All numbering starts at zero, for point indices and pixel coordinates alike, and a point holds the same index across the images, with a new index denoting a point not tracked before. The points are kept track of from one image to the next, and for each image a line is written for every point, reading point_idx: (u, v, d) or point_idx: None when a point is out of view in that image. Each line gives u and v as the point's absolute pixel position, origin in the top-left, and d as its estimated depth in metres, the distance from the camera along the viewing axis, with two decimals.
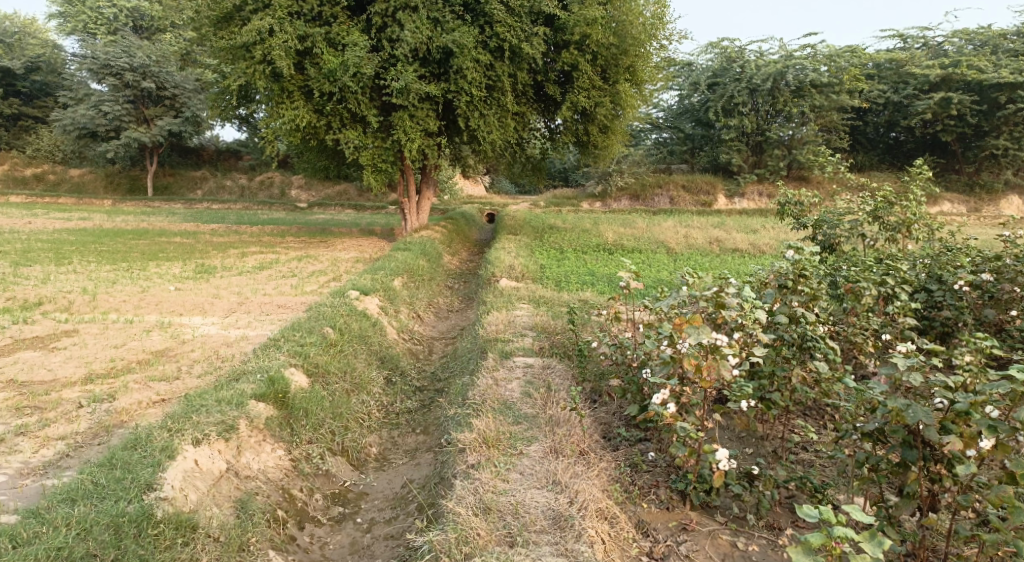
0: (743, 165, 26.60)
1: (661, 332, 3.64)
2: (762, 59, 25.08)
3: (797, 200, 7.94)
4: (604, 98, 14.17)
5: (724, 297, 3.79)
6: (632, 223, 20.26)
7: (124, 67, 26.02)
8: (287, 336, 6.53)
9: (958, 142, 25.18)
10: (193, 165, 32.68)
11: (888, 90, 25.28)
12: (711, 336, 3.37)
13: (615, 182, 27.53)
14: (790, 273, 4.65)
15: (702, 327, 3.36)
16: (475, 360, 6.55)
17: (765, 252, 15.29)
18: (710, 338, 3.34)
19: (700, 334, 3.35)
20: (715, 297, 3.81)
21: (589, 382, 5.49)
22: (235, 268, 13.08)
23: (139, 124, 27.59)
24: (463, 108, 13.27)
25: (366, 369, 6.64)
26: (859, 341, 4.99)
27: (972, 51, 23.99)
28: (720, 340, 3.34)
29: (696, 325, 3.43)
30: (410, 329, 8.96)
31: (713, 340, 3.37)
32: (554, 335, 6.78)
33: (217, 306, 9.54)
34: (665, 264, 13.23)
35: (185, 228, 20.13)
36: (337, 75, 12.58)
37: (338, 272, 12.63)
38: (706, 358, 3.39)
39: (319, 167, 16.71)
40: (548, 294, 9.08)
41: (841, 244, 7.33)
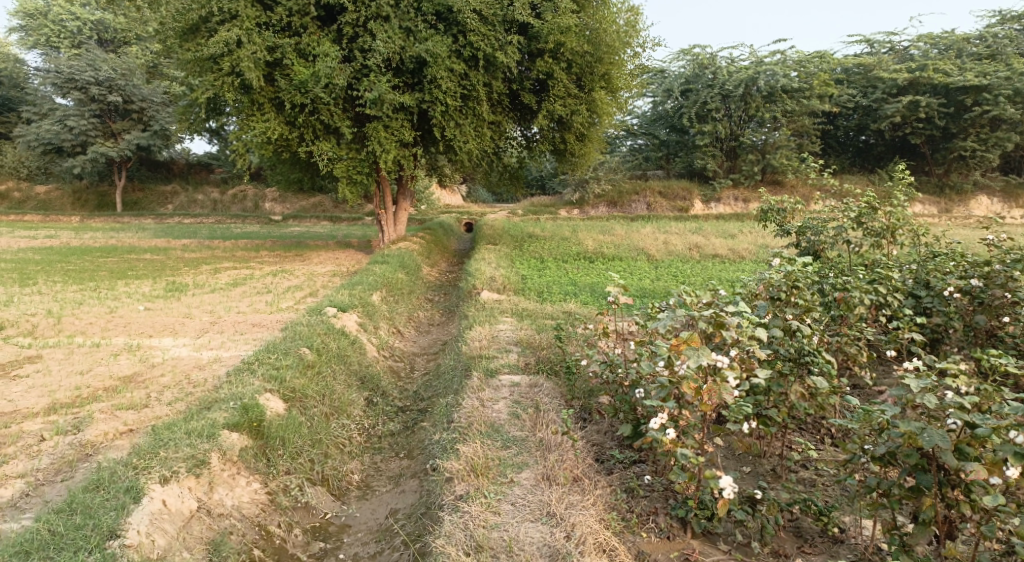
0: (718, 170, 26.78)
1: (658, 353, 3.46)
2: (733, 65, 25.26)
3: (779, 206, 7.89)
4: (580, 106, 14.04)
5: (723, 316, 3.59)
6: (611, 230, 20.20)
7: (89, 81, 25.40)
8: (262, 359, 6.24)
9: (926, 144, 25.60)
10: (163, 179, 32.00)
11: (857, 94, 25.63)
12: (712, 358, 3.23)
13: (592, 189, 27.50)
14: (783, 285, 4.68)
15: (703, 349, 3.21)
16: (459, 378, 6.34)
17: (745, 257, 15.28)
18: (711, 360, 3.19)
19: (701, 356, 3.20)
20: (714, 318, 3.58)
21: (579, 399, 5.32)
22: (208, 285, 12.72)
23: (106, 139, 26.93)
24: (439, 119, 13.07)
25: (346, 391, 6.38)
26: (852, 352, 4.89)
27: (937, 55, 24.43)
28: (721, 363, 3.20)
29: (696, 346, 3.27)
30: (391, 345, 8.72)
31: (714, 362, 3.22)
32: (539, 351, 6.59)
33: (189, 326, 9.19)
34: (646, 271, 13.15)
35: (156, 244, 19.62)
36: (309, 87, 12.35)
37: (315, 287, 12.33)
38: (706, 382, 3.24)
39: (293, 179, 16.38)
40: (531, 306, 8.90)
41: (825, 250, 7.24)
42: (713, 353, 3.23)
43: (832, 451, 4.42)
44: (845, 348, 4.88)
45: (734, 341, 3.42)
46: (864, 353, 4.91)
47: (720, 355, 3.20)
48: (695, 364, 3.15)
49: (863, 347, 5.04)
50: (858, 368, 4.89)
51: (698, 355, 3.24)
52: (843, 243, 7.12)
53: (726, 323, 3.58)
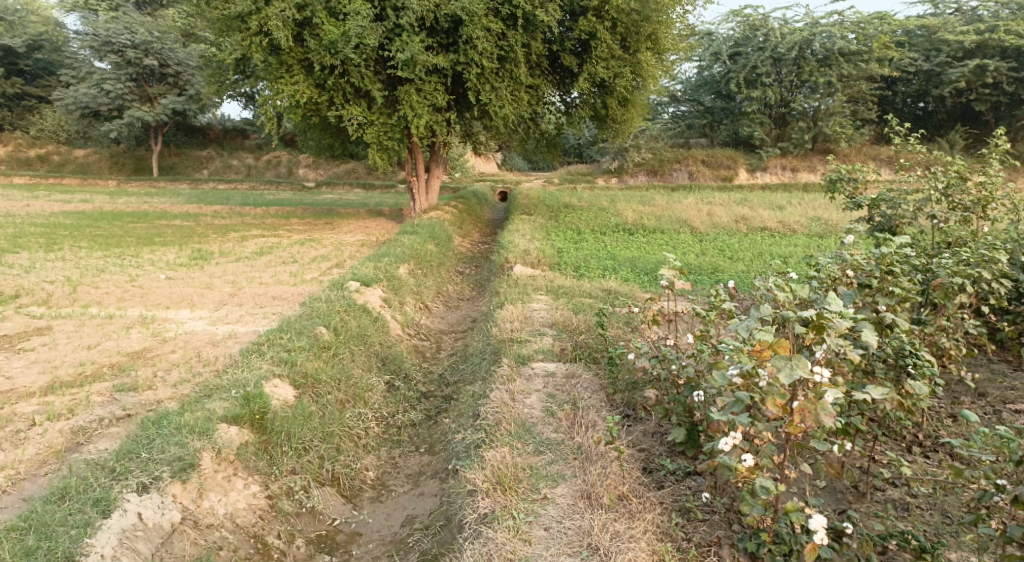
0: (766, 138, 25.45)
1: (738, 361, 2.70)
2: (786, 26, 23.68)
3: (850, 176, 6.97)
4: (624, 68, 13.10)
5: (828, 316, 2.73)
6: (651, 200, 19.27)
7: (125, 44, 25.23)
8: (274, 339, 5.73)
9: (991, 111, 23.83)
10: (199, 144, 31.91)
11: (919, 58, 23.83)
12: (808, 371, 2.45)
13: (631, 157, 26.36)
14: (875, 269, 3.95)
15: (797, 358, 2.46)
16: (487, 365, 5.77)
17: (796, 230, 14.27)
18: (807, 373, 2.43)
19: (795, 366, 2.44)
20: (815, 316, 2.74)
21: (621, 393, 4.68)
22: (233, 253, 12.36)
23: (143, 103, 26.82)
24: (473, 81, 12.32)
25: (365, 376, 5.87)
26: (951, 349, 4.13)
27: (1010, 15, 22.55)
28: (821, 378, 2.42)
29: (786, 354, 2.51)
30: (417, 322, 8.19)
31: (810, 375, 2.46)
32: (576, 337, 5.94)
33: (208, 297, 8.78)
34: (690, 246, 12.32)
35: (188, 210, 19.39)
36: (338, 47, 11.71)
37: (342, 258, 11.86)
38: (801, 403, 2.49)
39: (324, 145, 15.86)
40: (568, 283, 8.23)
41: (903, 225, 6.36)
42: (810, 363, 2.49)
43: (926, 467, 3.73)
44: (943, 344, 4.11)
45: (833, 347, 2.65)
46: (965, 351, 4.14)
47: (819, 366, 2.45)
48: (786, 379, 2.40)
49: (962, 343, 4.28)
50: (955, 365, 4.15)
51: (786, 363, 2.50)
52: (930, 220, 6.09)
53: (831, 320, 2.72)
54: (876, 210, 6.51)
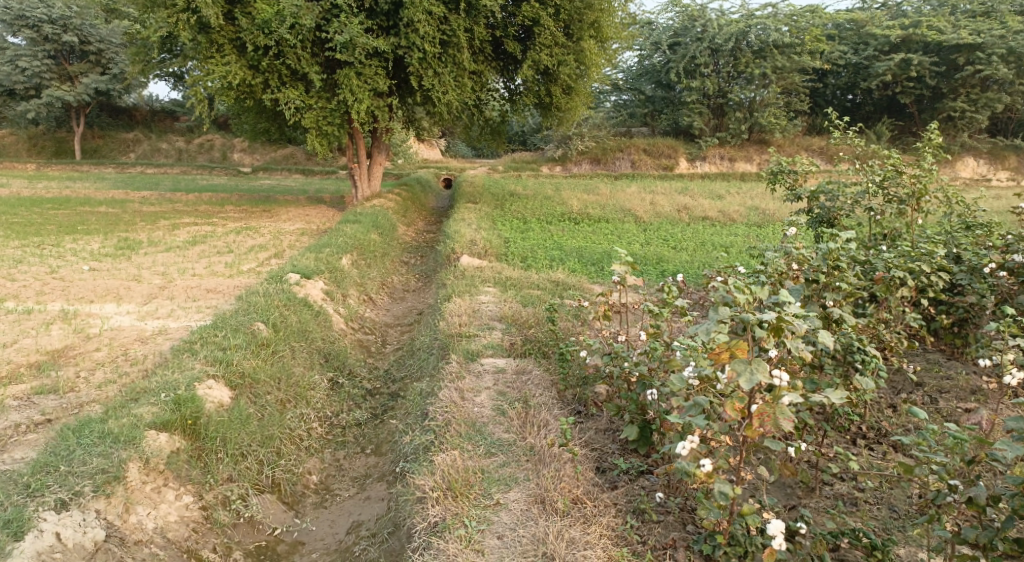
0: (705, 128, 25.94)
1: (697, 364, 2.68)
2: (724, 18, 24.12)
3: (792, 169, 7.09)
4: (567, 56, 13.02)
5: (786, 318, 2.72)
6: (595, 189, 19.38)
7: (41, 18, 23.52)
8: (207, 337, 5.40)
9: (914, 104, 24.99)
10: (125, 126, 30.21)
11: (848, 51, 24.72)
12: (767, 375, 2.45)
13: (575, 145, 26.43)
14: (823, 265, 4.03)
15: (758, 361, 2.45)
16: (435, 361, 5.63)
17: (736, 219, 14.59)
18: (767, 378, 2.43)
19: (756, 370, 2.44)
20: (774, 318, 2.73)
21: (572, 389, 4.64)
22: (163, 242, 11.72)
23: (61, 81, 25.15)
24: (415, 66, 12.03)
25: (307, 374, 5.63)
26: (890, 341, 4.26)
27: (931, 12, 23.63)
28: (780, 382, 2.43)
29: (746, 357, 2.51)
30: (361, 315, 7.95)
31: (770, 378, 2.47)
32: (525, 331, 5.86)
33: (136, 291, 8.27)
34: (634, 235, 12.43)
35: (113, 196, 18.31)
36: (272, 27, 11.18)
37: (281, 248, 11.42)
38: (760, 406, 2.50)
39: (260, 129, 15.20)
40: (515, 274, 8.14)
41: (841, 218, 6.52)
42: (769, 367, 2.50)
43: (869, 460, 3.86)
44: (884, 337, 4.23)
45: (792, 349, 2.66)
46: (905, 343, 4.28)
47: (778, 370, 2.47)
48: (748, 383, 2.39)
49: (902, 335, 4.42)
50: (895, 358, 4.28)
51: (746, 366, 2.50)
52: (867, 212, 6.25)
53: (793, 322, 2.72)
54: (816, 202, 6.65)
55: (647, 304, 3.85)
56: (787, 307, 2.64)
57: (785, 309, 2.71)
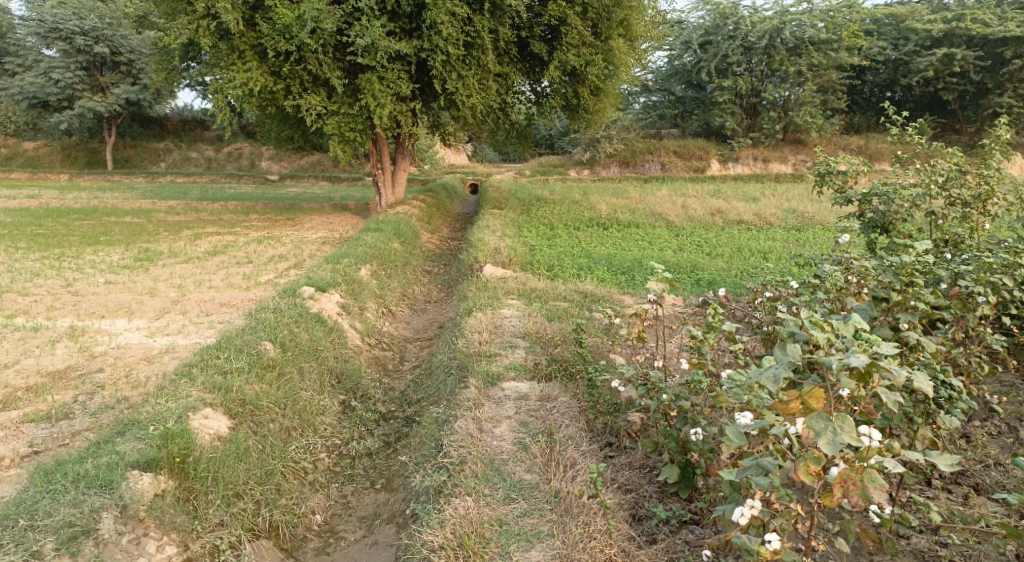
0: (737, 129, 25.16)
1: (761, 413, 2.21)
2: (756, 15, 23.41)
3: (840, 170, 6.46)
4: (595, 56, 12.51)
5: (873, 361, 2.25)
6: (623, 192, 18.86)
7: (73, 31, 23.82)
8: (208, 359, 5.03)
9: (959, 100, 23.86)
10: (156, 136, 30.59)
11: (888, 46, 23.74)
12: (853, 433, 2.01)
13: (603, 148, 25.85)
14: (896, 283, 3.48)
15: (843, 419, 2.01)
16: (454, 385, 5.21)
17: (772, 223, 13.92)
18: (855, 437, 1.99)
19: (841, 431, 1.99)
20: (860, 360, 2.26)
21: (602, 417, 4.16)
22: (183, 253, 11.55)
23: (94, 93, 25.50)
24: (439, 69, 11.68)
25: (316, 397, 5.26)
26: (970, 368, 3.68)
27: (975, 4, 22.57)
28: (870, 443, 1.99)
29: (831, 411, 2.05)
30: (379, 330, 7.55)
31: (856, 437, 2.02)
32: (550, 351, 5.37)
33: (148, 305, 8.01)
34: (665, 241, 11.87)
35: (140, 206, 18.34)
36: (293, 32, 10.91)
37: (300, 257, 11.16)
38: (846, 470, 2.05)
39: (283, 137, 15.02)
40: (540, 285, 7.67)
41: (897, 223, 5.92)
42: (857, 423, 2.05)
43: (950, 506, 3.35)
44: (960, 362, 3.66)
45: (884, 400, 2.18)
46: (986, 370, 3.69)
47: (867, 428, 2.02)
48: (832, 447, 1.94)
49: (984, 358, 3.83)
50: (975, 386, 3.70)
51: (826, 423, 2.05)
52: (927, 216, 5.64)
53: (887, 366, 2.23)
54: (867, 206, 6.02)
55: (686, 327, 3.36)
56: (878, 350, 2.15)
57: (875, 348, 2.24)
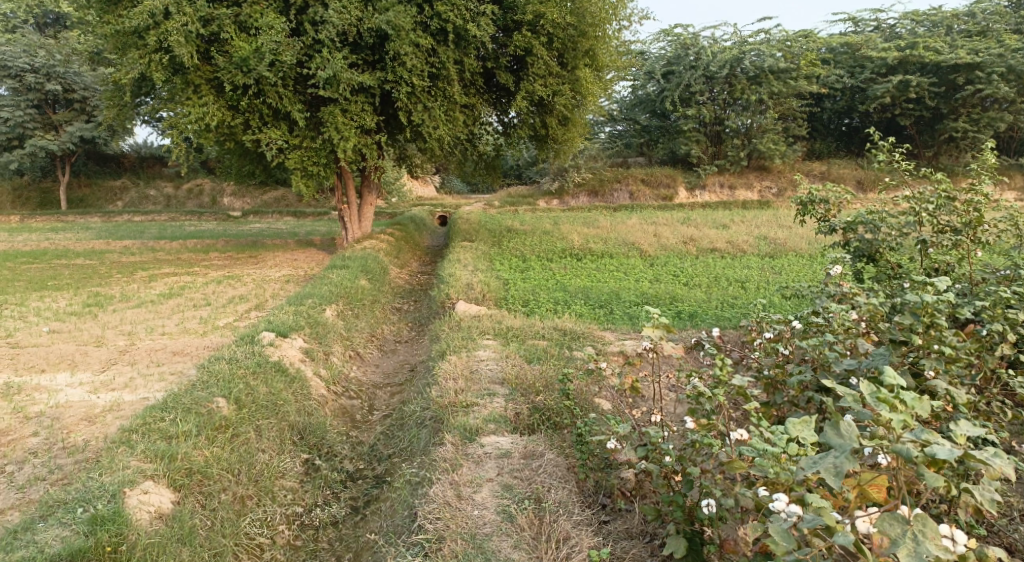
0: (703, 156, 25.40)
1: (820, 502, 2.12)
2: (716, 46, 23.82)
3: (823, 198, 6.24)
4: (562, 86, 12.38)
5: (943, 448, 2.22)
6: (594, 221, 18.72)
7: (23, 68, 23.00)
8: (151, 422, 4.50)
9: (916, 125, 24.50)
10: (112, 174, 29.66)
11: (845, 74, 24.29)
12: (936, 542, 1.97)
13: (571, 178, 25.79)
14: (915, 325, 3.21)
15: (926, 525, 1.97)
16: (428, 441, 4.78)
17: (745, 249, 13.85)
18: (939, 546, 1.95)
19: (924, 539, 1.95)
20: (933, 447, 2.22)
21: (593, 474, 3.76)
22: (136, 296, 10.92)
23: (46, 131, 24.64)
24: (404, 101, 11.41)
25: (275, 459, 4.78)
26: (995, 414, 3.40)
27: (926, 33, 23.33)
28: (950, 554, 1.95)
29: (913, 514, 2.02)
30: (346, 377, 7.05)
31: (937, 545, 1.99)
32: (531, 399, 4.96)
33: (93, 356, 7.38)
34: (641, 270, 11.64)
35: (93, 247, 17.52)
36: (251, 65, 10.49)
37: (262, 298, 10.64)
38: None
39: (244, 172, 14.53)
40: (517, 323, 7.28)
41: (884, 253, 5.73)
42: (936, 527, 2.01)
43: None
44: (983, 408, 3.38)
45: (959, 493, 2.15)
46: (1010, 415, 3.40)
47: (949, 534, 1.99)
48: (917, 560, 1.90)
49: (1004, 402, 3.56)
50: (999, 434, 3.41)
51: (905, 527, 2.00)
52: (916, 245, 5.45)
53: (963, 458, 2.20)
54: (853, 235, 5.85)
55: (692, 383, 3.05)
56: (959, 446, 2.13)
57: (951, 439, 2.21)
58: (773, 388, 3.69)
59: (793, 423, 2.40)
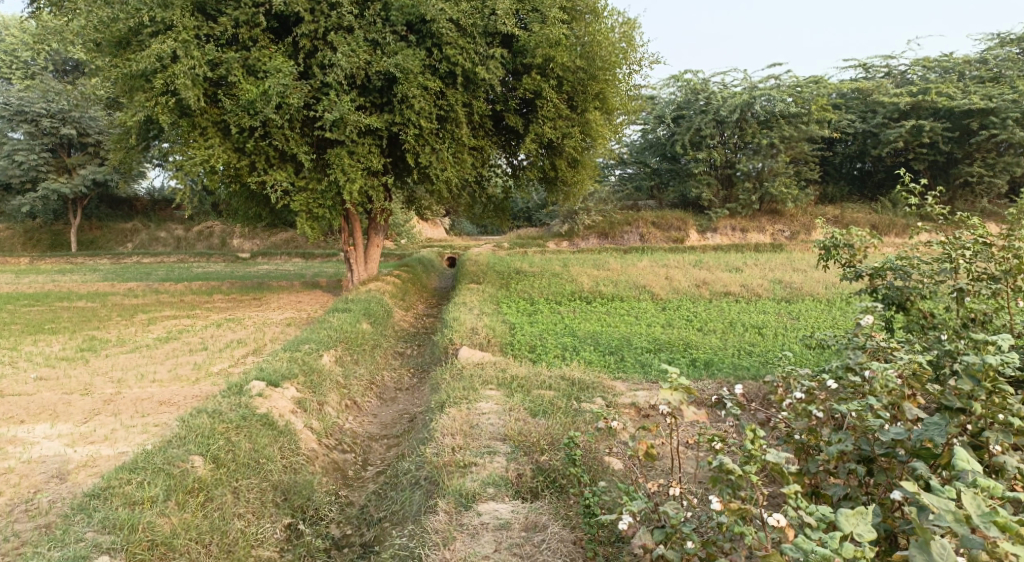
0: (714, 199, 25.19)
1: None
2: (726, 90, 23.83)
3: (848, 242, 5.80)
4: (573, 128, 12.20)
5: None
6: (604, 264, 18.43)
7: (40, 113, 23.34)
8: (118, 485, 4.21)
9: (930, 170, 24.22)
10: (124, 216, 29.84)
11: (857, 119, 24.19)
12: None
13: (581, 221, 25.57)
14: (976, 391, 2.78)
15: None
16: (420, 509, 4.35)
17: (760, 294, 13.43)
18: None
19: None
20: None
21: (603, 550, 3.37)
22: (133, 340, 10.64)
23: (60, 174, 24.84)
24: (411, 143, 11.27)
25: (252, 525, 4.38)
26: None
27: (938, 78, 23.25)
28: None
29: None
30: (340, 428, 6.62)
31: None
32: (536, 459, 4.51)
33: (76, 406, 6.99)
34: (653, 316, 11.23)
35: (98, 289, 17.34)
36: (258, 108, 10.39)
37: (261, 342, 10.32)
38: None
39: (251, 214, 14.40)
40: (524, 372, 6.86)
41: (917, 302, 5.33)
42: None
43: None
44: None
45: None
46: None
47: None
48: None
49: None
50: None
51: None
52: (950, 293, 5.00)
53: None
54: (881, 281, 5.50)
55: (719, 458, 2.68)
56: None
57: None
58: (805, 454, 3.28)
59: (849, 516, 2.19)
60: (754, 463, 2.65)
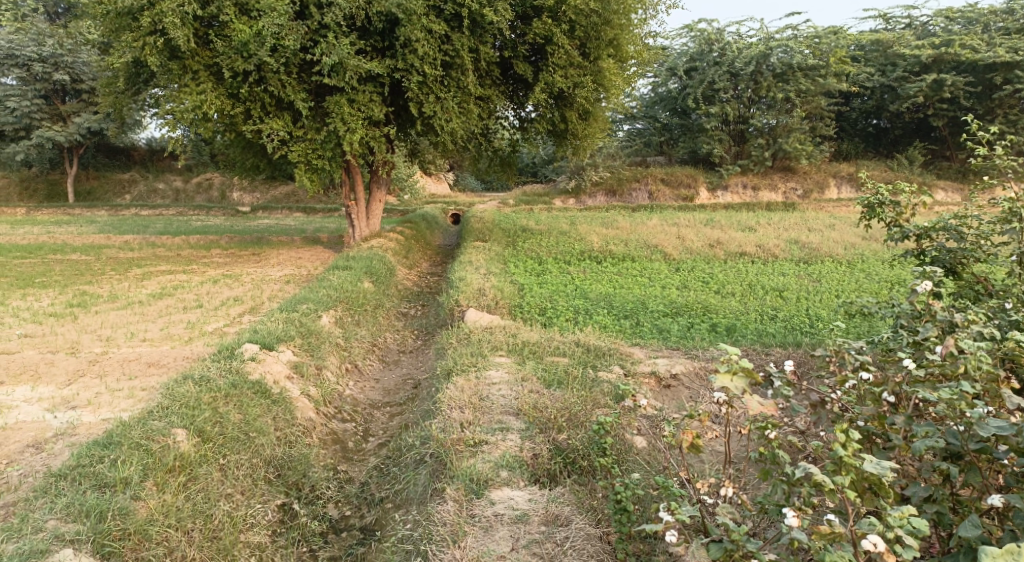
0: (726, 156, 24.40)
1: None
2: (742, 41, 22.80)
3: (895, 200, 5.15)
4: (585, 77, 11.45)
5: None
6: (612, 222, 17.84)
7: (31, 58, 22.44)
8: (89, 463, 3.82)
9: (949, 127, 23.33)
10: (121, 166, 29.17)
11: (876, 72, 23.22)
12: None
13: (588, 177, 24.81)
14: None
15: None
16: (426, 493, 3.95)
17: (776, 254, 12.89)
18: None
19: None
20: None
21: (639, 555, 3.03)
22: (126, 296, 10.20)
23: (54, 122, 24.09)
24: (414, 91, 10.59)
25: (241, 507, 4.00)
26: None
27: (962, 30, 22.11)
28: None
29: None
30: (340, 395, 6.19)
31: None
32: (553, 438, 4.10)
33: (59, 366, 6.56)
34: (665, 276, 10.74)
35: (94, 241, 16.86)
36: (251, 50, 9.67)
37: (258, 299, 9.87)
38: None
39: (247, 166, 13.79)
40: (535, 336, 6.40)
41: (969, 266, 4.82)
42: None
43: None
44: None
45: None
46: None
47: None
48: None
49: None
50: None
51: None
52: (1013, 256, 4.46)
53: None
54: (931, 243, 4.94)
55: (802, 467, 2.30)
56: None
57: None
58: (870, 444, 2.89)
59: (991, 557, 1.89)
60: (846, 474, 2.27)
